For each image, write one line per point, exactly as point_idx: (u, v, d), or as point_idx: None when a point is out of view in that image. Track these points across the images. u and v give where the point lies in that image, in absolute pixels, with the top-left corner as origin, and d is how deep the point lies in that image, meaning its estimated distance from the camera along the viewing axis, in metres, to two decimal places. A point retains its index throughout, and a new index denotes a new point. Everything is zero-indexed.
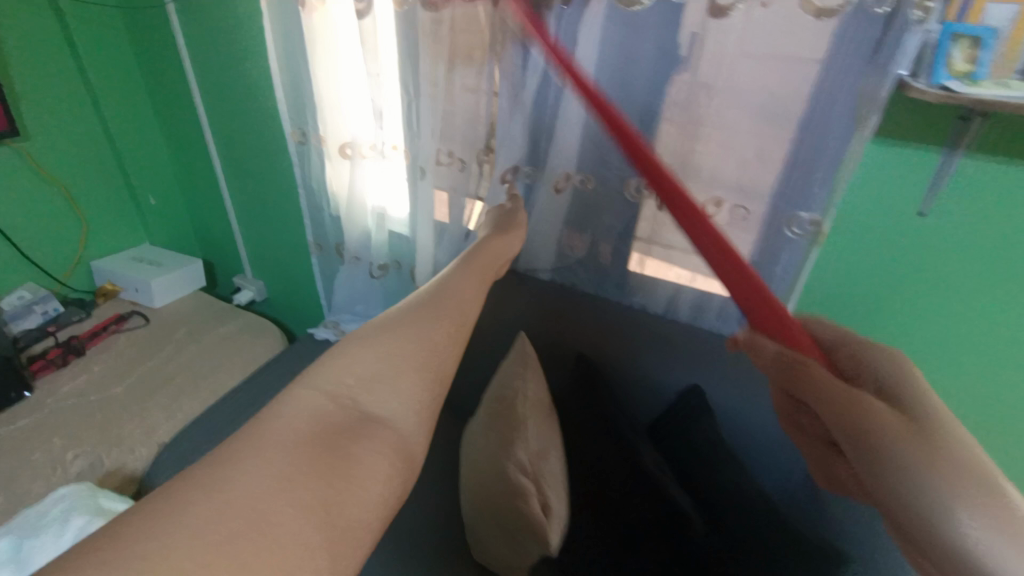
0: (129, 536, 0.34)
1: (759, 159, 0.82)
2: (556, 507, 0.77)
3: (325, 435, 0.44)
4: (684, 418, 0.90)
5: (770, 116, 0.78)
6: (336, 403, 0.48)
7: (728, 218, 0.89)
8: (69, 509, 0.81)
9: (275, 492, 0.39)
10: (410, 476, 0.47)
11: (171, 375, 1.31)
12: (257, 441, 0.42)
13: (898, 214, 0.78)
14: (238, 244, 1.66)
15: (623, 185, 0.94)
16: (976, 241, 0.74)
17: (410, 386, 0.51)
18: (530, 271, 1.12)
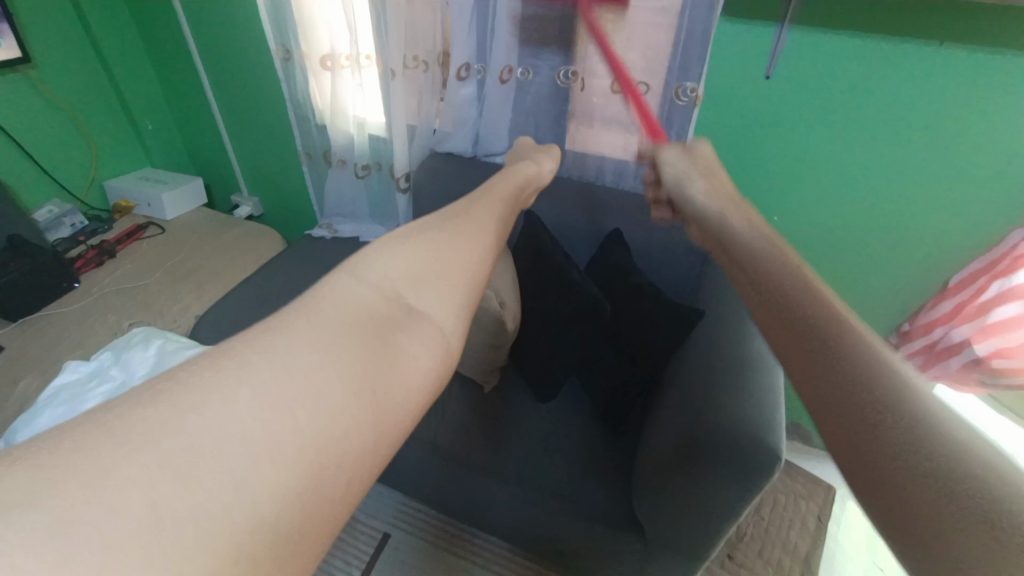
0: (207, 395, 0.33)
1: (653, 42, 1.06)
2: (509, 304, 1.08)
3: (369, 323, 0.43)
4: (603, 250, 1.20)
5: (657, 5, 1.02)
6: (382, 297, 0.46)
7: (634, 94, 1.14)
8: (146, 334, 1.10)
9: (334, 371, 0.38)
10: (440, 367, 0.45)
11: (193, 269, 1.56)
12: (313, 321, 0.41)
13: (751, 78, 1.05)
14: (233, 164, 1.86)
15: (554, 73, 1.18)
16: (803, 95, 1.02)
17: (452, 289, 0.50)
18: (488, 156, 1.37)
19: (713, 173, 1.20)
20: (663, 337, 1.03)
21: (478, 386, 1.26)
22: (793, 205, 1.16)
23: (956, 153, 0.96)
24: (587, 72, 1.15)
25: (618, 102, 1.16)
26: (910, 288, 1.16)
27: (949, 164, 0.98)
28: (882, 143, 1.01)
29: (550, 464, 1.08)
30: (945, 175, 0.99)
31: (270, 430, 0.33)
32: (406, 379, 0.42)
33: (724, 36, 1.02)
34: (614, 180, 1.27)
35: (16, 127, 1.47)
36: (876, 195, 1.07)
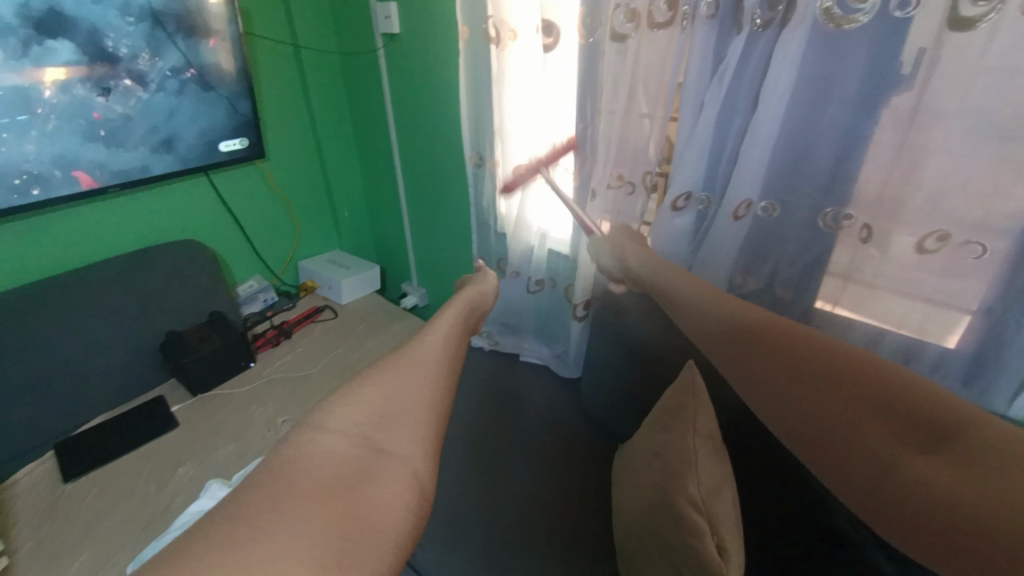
0: (231, 536, 0.49)
1: (1000, 193, 0.70)
2: (734, 554, 0.69)
3: (348, 464, 0.61)
4: None
5: (1015, 141, 0.67)
6: (356, 444, 0.63)
7: (953, 257, 0.76)
8: None
9: (323, 511, 0.54)
10: (414, 490, 0.62)
11: (353, 363, 1.52)
12: (300, 465, 0.58)
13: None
14: (409, 256, 1.88)
15: (818, 215, 0.87)
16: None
17: (415, 427, 0.68)
18: None
19: None
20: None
21: None
22: None
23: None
24: (873, 219, 0.82)
25: (920, 263, 0.79)
26: None
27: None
28: None
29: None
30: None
31: (280, 546, 0.49)
32: (390, 500, 0.60)
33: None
34: None
35: (241, 211, 1.63)
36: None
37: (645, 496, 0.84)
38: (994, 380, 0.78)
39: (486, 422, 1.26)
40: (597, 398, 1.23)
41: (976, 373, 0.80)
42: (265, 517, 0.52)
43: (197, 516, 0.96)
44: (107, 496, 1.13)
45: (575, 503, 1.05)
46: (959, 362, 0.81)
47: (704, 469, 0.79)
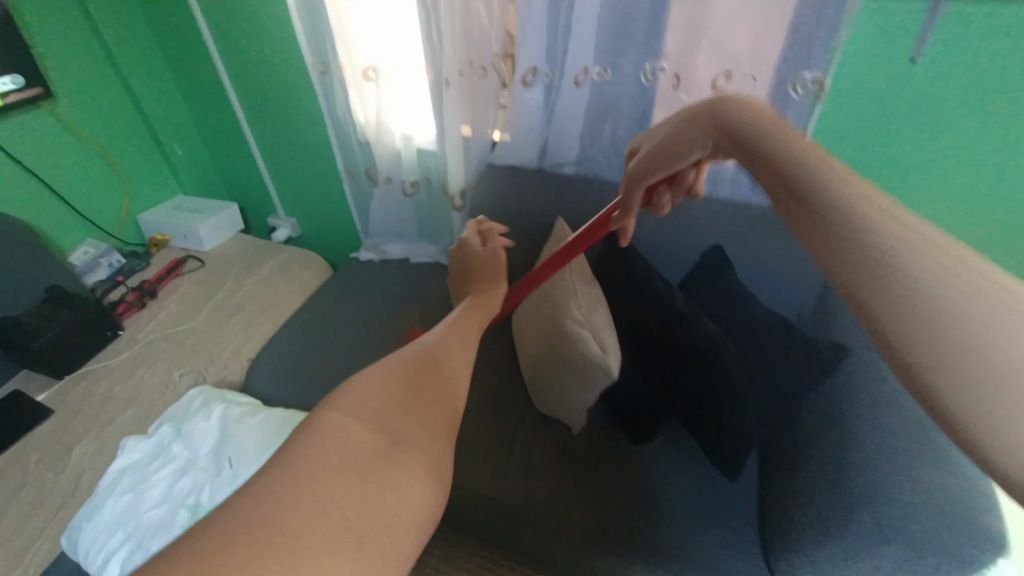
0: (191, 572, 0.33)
1: (762, 31, 0.90)
2: (611, 346, 0.93)
3: (354, 458, 0.42)
4: (711, 274, 1.03)
5: None
6: (366, 428, 0.45)
7: (738, 90, 0.97)
8: (224, 408, 1.01)
9: (322, 521, 0.37)
10: (432, 502, 0.44)
11: (240, 306, 1.46)
12: (291, 468, 0.40)
13: (890, 63, 0.90)
14: (268, 187, 1.76)
15: (641, 71, 1.02)
16: (971, 82, 0.87)
17: (436, 418, 0.50)
18: (556, 167, 1.23)
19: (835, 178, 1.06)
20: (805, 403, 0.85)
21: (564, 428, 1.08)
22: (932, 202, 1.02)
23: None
24: (680, 68, 0.98)
25: (716, 99, 0.99)
26: None
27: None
28: None
29: (659, 529, 0.90)
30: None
31: None
32: (410, 511, 0.42)
33: (858, 21, 0.88)
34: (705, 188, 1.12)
35: (43, 167, 1.37)
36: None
37: (541, 330, 1.02)
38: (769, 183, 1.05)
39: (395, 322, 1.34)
40: None
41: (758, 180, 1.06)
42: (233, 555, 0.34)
43: (120, 472, 0.93)
44: None
45: (489, 365, 1.21)
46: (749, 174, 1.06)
47: (582, 298, 1.00)
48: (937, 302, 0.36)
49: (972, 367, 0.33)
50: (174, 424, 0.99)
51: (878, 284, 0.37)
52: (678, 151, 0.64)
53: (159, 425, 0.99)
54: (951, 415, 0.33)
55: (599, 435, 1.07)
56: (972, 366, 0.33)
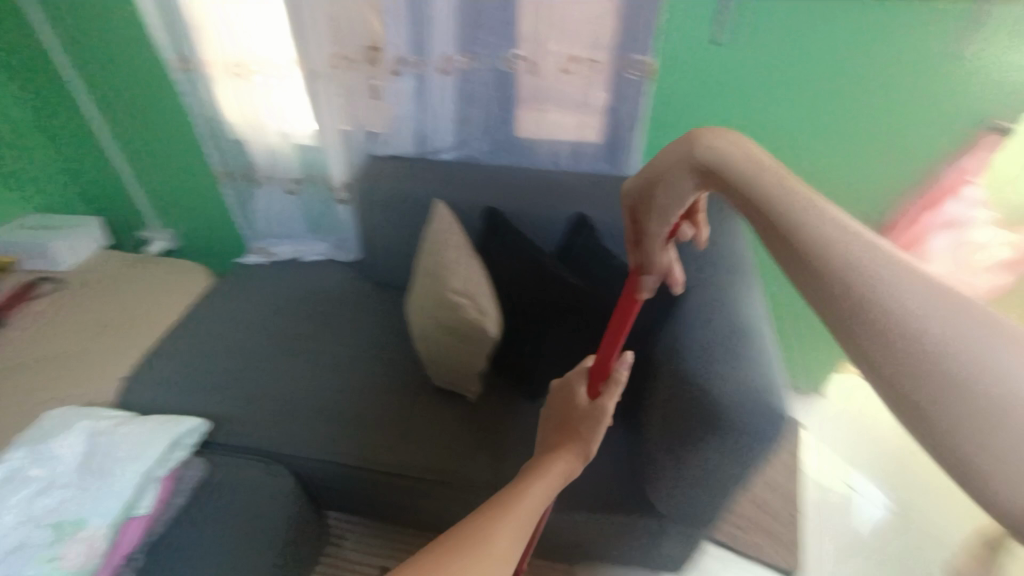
0: None
1: (594, 19, 1.02)
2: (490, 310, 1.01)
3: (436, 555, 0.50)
4: (576, 236, 1.13)
5: None
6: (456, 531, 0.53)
7: (583, 72, 1.09)
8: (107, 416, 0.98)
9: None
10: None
11: (110, 323, 1.35)
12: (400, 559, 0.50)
13: (700, 45, 1.03)
14: (136, 196, 1.64)
15: (501, 58, 1.11)
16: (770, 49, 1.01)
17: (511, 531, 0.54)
18: (435, 153, 1.29)
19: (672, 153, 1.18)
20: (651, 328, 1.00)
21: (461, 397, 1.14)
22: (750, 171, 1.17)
23: (909, 92, 1.00)
24: (532, 54, 1.09)
25: (566, 82, 1.11)
26: None
27: (901, 101, 1.01)
28: (844, 86, 1.02)
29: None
30: (904, 113, 1.02)
31: None
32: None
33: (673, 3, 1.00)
34: (569, 164, 1.24)
35: None
36: (843, 141, 1.08)
37: (427, 306, 1.07)
38: (620, 155, 1.19)
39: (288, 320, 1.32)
40: (382, 265, 1.39)
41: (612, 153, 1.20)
42: None
43: None
44: None
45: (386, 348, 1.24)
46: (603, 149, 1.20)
47: (462, 270, 1.05)
48: (926, 322, 0.25)
49: (996, 425, 0.23)
50: (37, 442, 0.91)
51: (877, 323, 0.26)
52: (659, 176, 0.42)
53: (18, 446, 0.91)
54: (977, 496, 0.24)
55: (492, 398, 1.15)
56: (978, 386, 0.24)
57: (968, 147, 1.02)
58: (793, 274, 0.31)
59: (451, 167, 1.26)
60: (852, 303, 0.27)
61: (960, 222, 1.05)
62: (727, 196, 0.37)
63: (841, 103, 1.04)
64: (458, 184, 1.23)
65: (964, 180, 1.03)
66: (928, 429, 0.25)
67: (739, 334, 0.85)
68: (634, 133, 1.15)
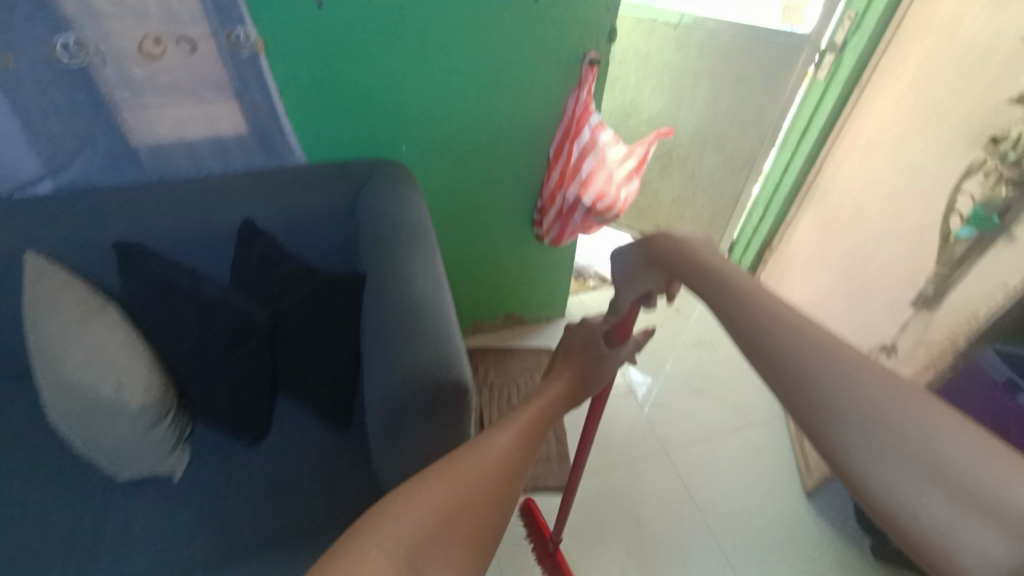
0: (386, 513, 0.50)
1: None
2: (130, 377, 0.82)
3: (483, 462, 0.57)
4: (240, 245, 0.98)
5: None
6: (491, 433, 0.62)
7: (178, 56, 0.88)
8: None
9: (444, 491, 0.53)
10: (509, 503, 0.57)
11: None
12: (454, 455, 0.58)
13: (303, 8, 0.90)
14: None
15: (46, 51, 0.82)
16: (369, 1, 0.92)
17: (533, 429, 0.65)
18: (17, 188, 0.94)
19: (331, 131, 1.07)
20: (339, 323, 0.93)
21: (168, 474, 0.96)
22: (417, 133, 1.14)
23: (518, 32, 1.04)
24: (92, 41, 0.82)
25: (161, 70, 0.88)
26: (527, 177, 1.32)
27: (515, 43, 1.06)
28: (466, 39, 1.03)
29: (282, 509, 0.93)
30: (521, 52, 1.08)
31: (398, 524, 0.49)
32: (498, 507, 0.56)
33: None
34: (219, 165, 1.04)
35: None
36: (485, 85, 1.10)
37: (52, 394, 0.83)
38: (275, 142, 1.04)
39: None
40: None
41: (266, 144, 1.04)
42: (403, 497, 0.52)
43: None
44: None
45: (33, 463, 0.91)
46: (252, 140, 1.02)
47: (81, 337, 0.83)
48: (923, 500, 0.41)
49: (903, 455, 0.43)
50: None
51: (801, 375, 0.50)
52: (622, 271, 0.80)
53: None
54: (919, 544, 0.42)
55: (209, 461, 0.99)
56: (916, 466, 0.42)
57: (578, 80, 1.16)
58: (756, 358, 0.55)
59: (47, 201, 0.94)
60: (809, 403, 0.49)
61: (592, 144, 1.19)
62: (676, 272, 0.70)
63: (465, 49, 1.04)
64: (66, 223, 0.93)
65: (587, 111, 1.17)
66: (847, 462, 0.46)
67: (413, 309, 0.84)
68: (277, 116, 1.01)
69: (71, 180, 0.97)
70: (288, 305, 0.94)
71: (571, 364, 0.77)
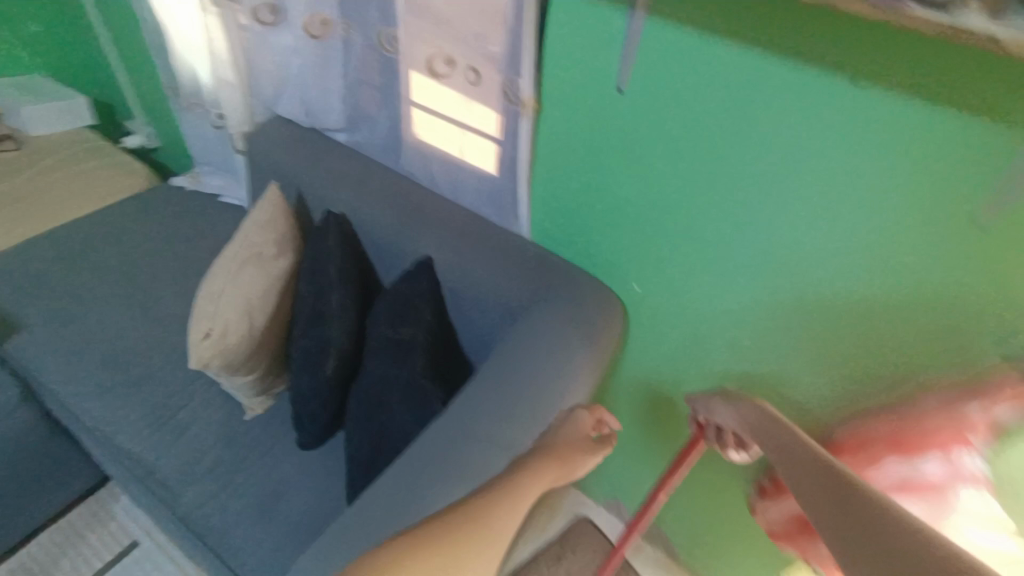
0: None
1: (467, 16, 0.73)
2: (225, 333, 0.81)
3: (450, 540, 0.55)
4: (402, 278, 0.88)
5: None
6: (468, 508, 0.59)
7: (460, 83, 0.80)
8: None
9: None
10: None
11: (22, 198, 1.37)
12: (433, 540, 0.55)
13: (599, 85, 0.70)
14: (124, 87, 1.64)
15: (376, 35, 0.86)
16: (685, 109, 0.64)
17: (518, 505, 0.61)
18: (326, 130, 1.08)
19: (562, 219, 0.87)
20: (400, 430, 0.77)
21: (243, 408, 1.03)
22: (655, 278, 0.82)
23: (899, 252, 0.58)
24: (404, 42, 0.82)
25: (441, 88, 0.83)
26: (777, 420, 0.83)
27: (877, 270, 0.60)
28: (793, 213, 0.63)
29: (254, 527, 0.88)
30: (886, 283, 0.60)
31: None
32: None
33: (554, 8, 0.68)
34: (452, 191, 0.97)
35: None
36: (789, 288, 0.68)
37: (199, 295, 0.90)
38: (504, 200, 0.90)
39: (159, 260, 1.26)
40: None
41: (497, 196, 0.91)
42: None
43: None
44: None
45: None
46: (487, 185, 0.91)
47: (234, 272, 0.86)
48: None
49: None
50: None
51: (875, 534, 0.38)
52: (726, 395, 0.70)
53: None
54: None
55: (266, 424, 1.01)
56: None
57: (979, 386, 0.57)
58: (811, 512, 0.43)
59: (333, 152, 1.06)
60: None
61: (939, 488, 0.58)
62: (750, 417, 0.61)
63: (787, 226, 0.64)
64: (329, 175, 1.03)
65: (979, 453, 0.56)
66: None
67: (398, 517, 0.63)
68: (516, 181, 0.85)
69: (360, 143, 1.07)
70: (373, 375, 0.80)
71: (558, 447, 0.68)
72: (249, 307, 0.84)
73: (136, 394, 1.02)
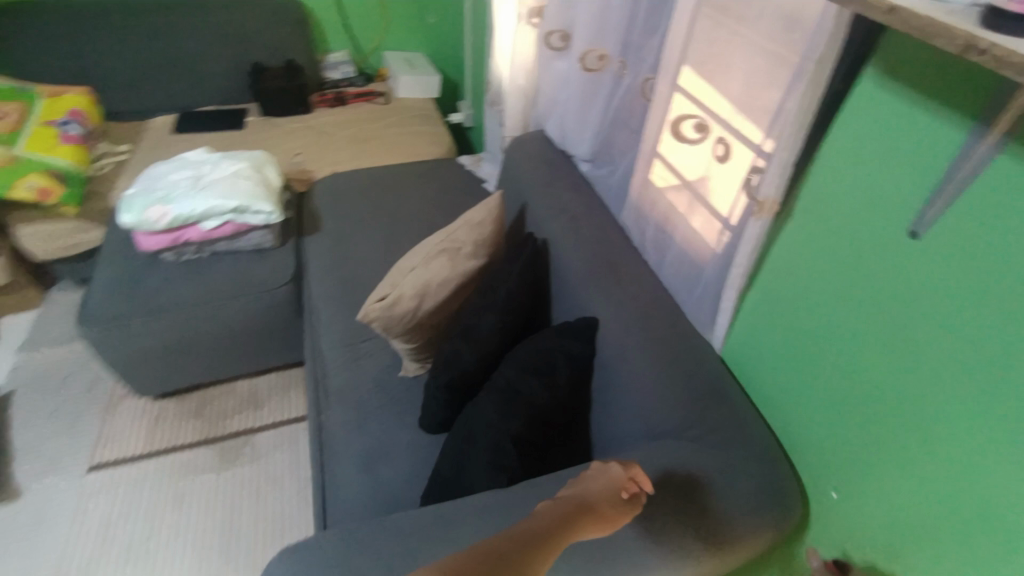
0: None
1: (737, 84, 0.61)
2: (398, 303, 0.89)
3: None
4: (560, 330, 0.82)
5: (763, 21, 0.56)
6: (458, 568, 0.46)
7: (705, 154, 0.68)
8: (267, 168, 1.37)
9: None
10: None
11: (368, 139, 1.81)
12: None
13: (875, 215, 0.49)
14: (468, 75, 1.98)
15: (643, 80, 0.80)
16: (1022, 313, 0.38)
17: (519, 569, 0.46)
18: (574, 157, 1.09)
19: (766, 352, 0.67)
20: (471, 478, 0.73)
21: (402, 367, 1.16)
22: (863, 497, 0.56)
23: None
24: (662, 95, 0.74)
25: (685, 153, 0.72)
26: None
27: None
28: None
29: (353, 471, 0.98)
30: None
31: None
32: None
33: (854, 97, 0.48)
34: (661, 261, 0.85)
35: None
36: None
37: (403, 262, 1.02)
38: (705, 297, 0.74)
39: (418, 216, 1.49)
40: None
41: (700, 288, 0.76)
42: None
43: (184, 161, 1.34)
44: (179, 144, 1.66)
45: None
46: (695, 273, 0.76)
47: (432, 256, 0.94)
48: None
49: None
50: (220, 156, 1.35)
51: None
52: None
53: (217, 158, 1.34)
54: None
55: (411, 389, 1.11)
56: None
57: None
58: None
59: (569, 180, 1.05)
60: None
61: None
62: None
63: None
64: (555, 199, 1.03)
65: None
66: None
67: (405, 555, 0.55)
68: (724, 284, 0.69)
69: (598, 178, 1.03)
70: (480, 408, 0.76)
71: (572, 505, 0.53)
72: (426, 288, 0.91)
73: (347, 315, 1.26)
